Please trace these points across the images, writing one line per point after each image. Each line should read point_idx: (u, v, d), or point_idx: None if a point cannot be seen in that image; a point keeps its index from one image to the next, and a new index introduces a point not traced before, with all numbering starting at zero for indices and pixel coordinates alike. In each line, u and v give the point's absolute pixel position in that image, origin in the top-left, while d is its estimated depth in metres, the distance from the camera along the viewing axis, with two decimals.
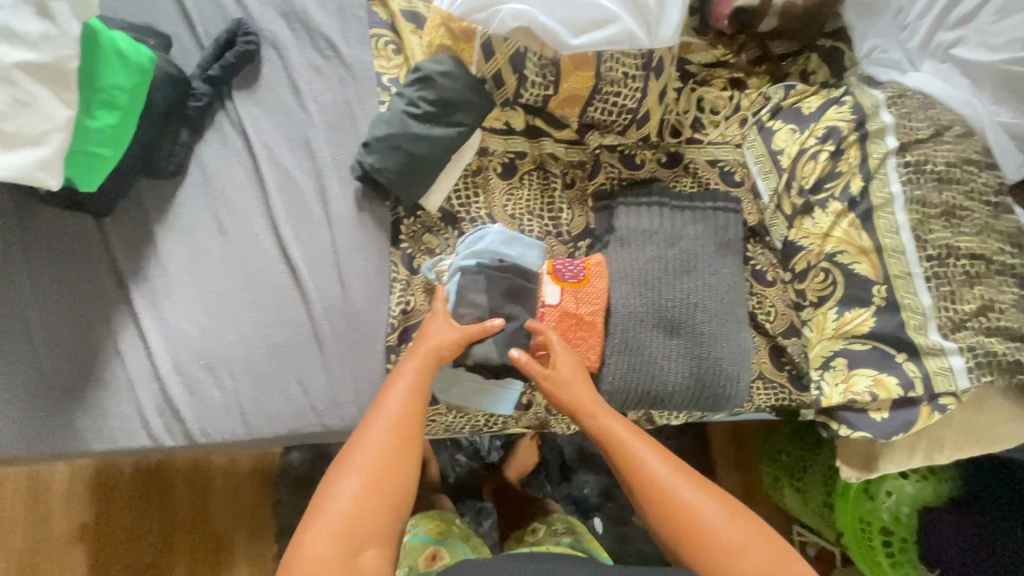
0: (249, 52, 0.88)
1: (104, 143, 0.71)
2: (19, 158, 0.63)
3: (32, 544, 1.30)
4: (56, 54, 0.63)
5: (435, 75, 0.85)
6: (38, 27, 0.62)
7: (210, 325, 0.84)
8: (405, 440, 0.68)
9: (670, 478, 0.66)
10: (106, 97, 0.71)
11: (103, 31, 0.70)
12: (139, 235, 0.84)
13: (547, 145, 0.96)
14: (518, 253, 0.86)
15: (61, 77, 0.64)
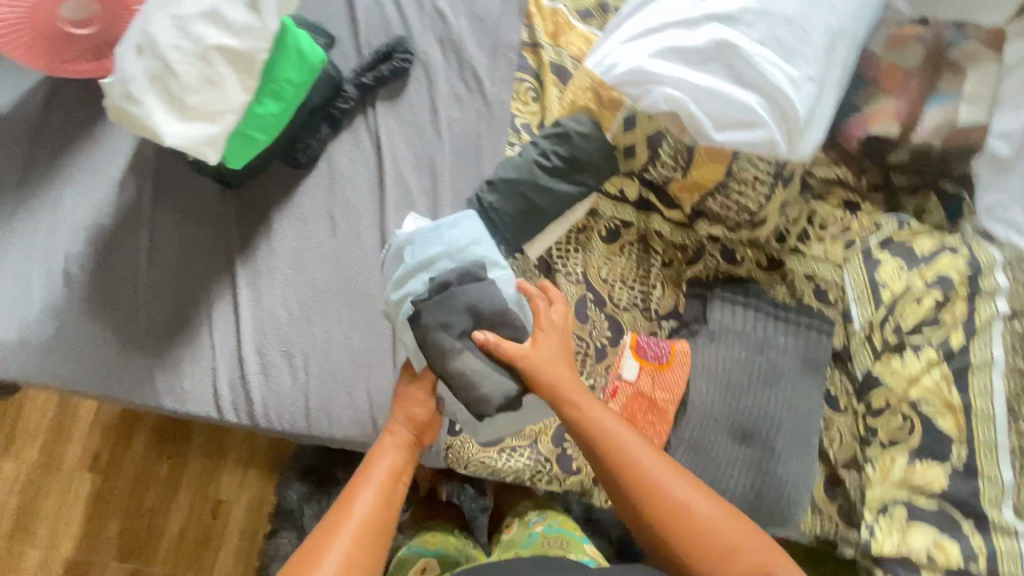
0: (402, 68, 0.91)
1: (260, 128, 0.75)
2: (190, 130, 0.67)
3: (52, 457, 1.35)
4: (252, 45, 0.68)
5: (573, 133, 0.87)
6: (244, 18, 0.67)
7: (299, 314, 0.85)
8: (375, 533, 0.66)
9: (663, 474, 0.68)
10: (276, 88, 0.74)
11: (292, 29, 0.74)
12: (260, 213, 0.87)
13: (654, 221, 0.97)
14: (445, 241, 0.75)
15: (248, 65, 0.69)
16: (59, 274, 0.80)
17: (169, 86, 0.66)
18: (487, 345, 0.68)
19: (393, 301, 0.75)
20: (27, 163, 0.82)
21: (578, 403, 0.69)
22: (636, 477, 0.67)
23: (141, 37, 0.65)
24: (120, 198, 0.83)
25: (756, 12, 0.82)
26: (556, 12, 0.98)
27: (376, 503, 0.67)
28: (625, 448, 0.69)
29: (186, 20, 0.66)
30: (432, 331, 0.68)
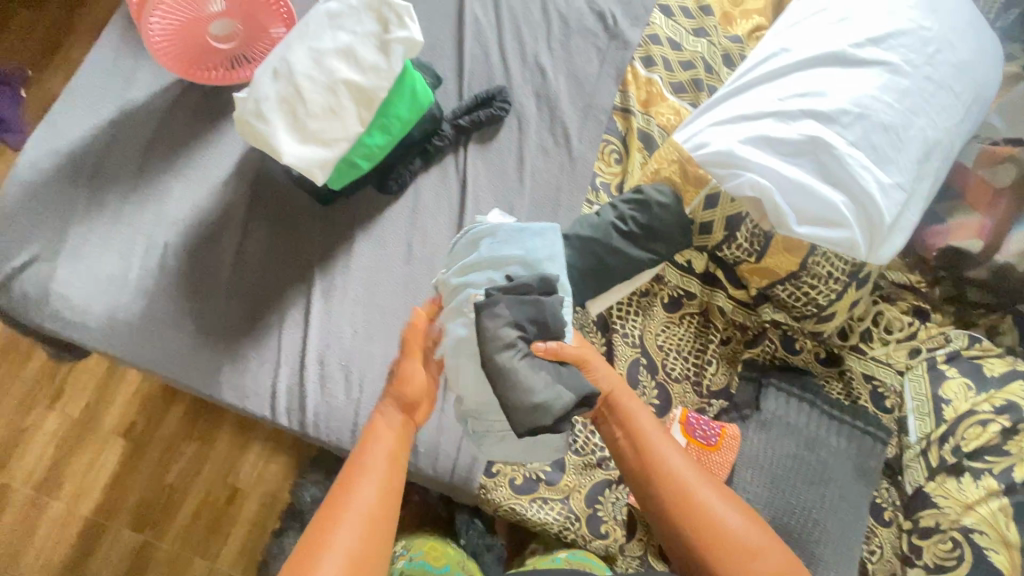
0: (498, 115, 0.96)
1: (364, 158, 0.79)
2: (308, 152, 0.72)
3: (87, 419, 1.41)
4: (376, 83, 0.74)
5: (653, 202, 0.89)
6: (374, 59, 0.73)
7: (363, 332, 0.89)
8: (378, 525, 0.63)
9: (688, 472, 0.72)
10: (385, 123, 0.78)
11: (412, 74, 0.79)
12: (344, 231, 0.91)
13: (718, 297, 0.97)
14: (525, 246, 0.78)
15: (368, 100, 0.74)
16: (156, 258, 0.85)
17: (297, 111, 0.72)
18: (544, 352, 0.72)
19: (454, 285, 0.78)
20: (146, 152, 0.88)
21: (626, 403, 0.76)
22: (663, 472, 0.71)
23: (279, 63, 0.71)
24: (221, 197, 0.89)
25: (855, 114, 0.84)
26: (651, 83, 1.02)
27: (383, 490, 0.66)
28: (660, 449, 0.73)
29: (322, 53, 0.72)
30: (501, 327, 0.71)
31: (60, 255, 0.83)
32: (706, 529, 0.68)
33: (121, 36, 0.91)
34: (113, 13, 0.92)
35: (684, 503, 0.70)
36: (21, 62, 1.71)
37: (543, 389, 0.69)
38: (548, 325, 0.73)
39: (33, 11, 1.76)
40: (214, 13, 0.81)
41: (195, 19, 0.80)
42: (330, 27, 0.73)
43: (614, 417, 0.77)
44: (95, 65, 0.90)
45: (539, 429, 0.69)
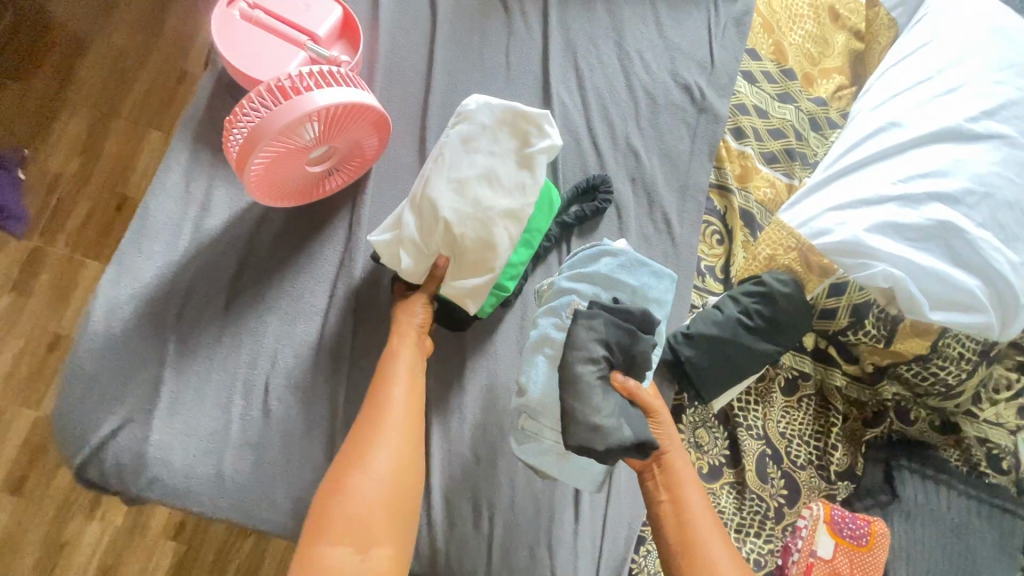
0: (601, 208, 0.91)
1: (509, 277, 0.82)
2: (476, 283, 0.76)
3: (126, 534, 1.36)
4: (522, 201, 0.75)
5: (778, 295, 0.85)
6: (519, 176, 0.76)
7: (487, 456, 0.83)
8: (412, 425, 0.71)
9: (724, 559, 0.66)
10: (527, 238, 0.82)
11: (551, 192, 0.84)
12: (454, 351, 0.87)
13: (834, 375, 0.96)
14: (641, 281, 0.78)
15: (516, 217, 0.75)
16: (258, 403, 0.78)
17: (449, 243, 0.74)
18: (620, 386, 0.72)
19: (559, 287, 0.79)
20: (233, 286, 0.81)
21: (681, 476, 0.73)
22: (702, 550, 0.67)
23: (428, 200, 0.73)
24: (320, 326, 0.82)
25: (980, 194, 0.81)
26: (744, 156, 0.98)
27: (409, 406, 0.72)
28: (704, 534, 0.68)
29: (468, 180, 0.74)
30: (585, 343, 0.69)
31: (153, 413, 0.75)
32: None
33: (192, 158, 0.84)
34: (179, 132, 0.85)
35: None
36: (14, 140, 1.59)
37: (609, 414, 0.67)
38: (635, 362, 0.72)
39: (20, 82, 1.63)
40: (310, 141, 0.72)
41: (293, 150, 0.71)
42: (467, 153, 0.75)
43: (663, 481, 0.73)
44: (166, 191, 0.82)
45: (588, 449, 0.66)
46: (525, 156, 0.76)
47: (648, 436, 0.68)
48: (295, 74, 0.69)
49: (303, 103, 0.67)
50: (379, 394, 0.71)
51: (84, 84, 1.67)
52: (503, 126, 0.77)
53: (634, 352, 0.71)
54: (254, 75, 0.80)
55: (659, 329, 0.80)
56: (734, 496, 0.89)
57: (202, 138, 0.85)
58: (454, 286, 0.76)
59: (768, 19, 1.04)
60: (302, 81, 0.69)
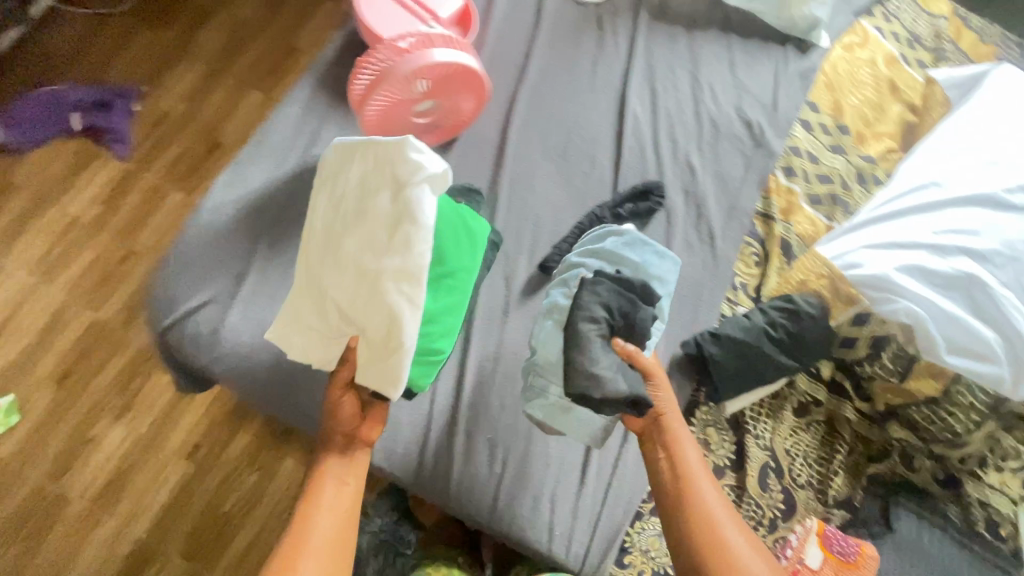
0: (653, 208, 1.01)
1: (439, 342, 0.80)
2: (381, 356, 0.74)
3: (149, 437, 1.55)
4: (407, 258, 0.73)
5: (804, 313, 0.93)
6: (400, 232, 0.74)
7: (511, 404, 0.91)
8: (338, 539, 0.73)
9: (718, 507, 0.75)
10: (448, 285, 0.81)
11: (454, 225, 0.83)
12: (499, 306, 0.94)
13: (845, 408, 0.99)
14: (642, 258, 0.87)
15: (405, 275, 0.72)
16: None
17: (351, 320, 0.76)
18: (620, 349, 0.79)
19: (570, 262, 0.88)
20: None
21: (677, 435, 0.80)
22: (696, 496, 0.76)
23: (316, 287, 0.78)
24: None
25: (1007, 257, 0.87)
26: (791, 192, 1.07)
27: (331, 540, 0.73)
28: (699, 482, 0.77)
29: (347, 248, 0.77)
30: (587, 304, 0.78)
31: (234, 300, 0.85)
32: (711, 550, 0.72)
33: (312, 96, 0.97)
34: (306, 74, 0.99)
35: (704, 529, 0.73)
36: (135, 76, 1.82)
37: (606, 365, 0.75)
38: (633, 328, 0.79)
39: (154, 32, 1.88)
40: (418, 94, 0.85)
41: (405, 100, 0.85)
42: (345, 219, 0.80)
43: (660, 440, 0.81)
44: (284, 120, 0.95)
45: (586, 398, 0.75)
46: (397, 202, 0.76)
47: (642, 394, 0.75)
48: (416, 36, 0.83)
49: (420, 60, 0.80)
50: (307, 514, 0.74)
51: (206, 43, 1.90)
52: (371, 172, 0.79)
53: (633, 319, 0.79)
54: (382, 34, 0.95)
55: (661, 304, 0.87)
56: (732, 497, 0.92)
57: (323, 81, 0.99)
58: (369, 370, 0.76)
59: (832, 79, 1.14)
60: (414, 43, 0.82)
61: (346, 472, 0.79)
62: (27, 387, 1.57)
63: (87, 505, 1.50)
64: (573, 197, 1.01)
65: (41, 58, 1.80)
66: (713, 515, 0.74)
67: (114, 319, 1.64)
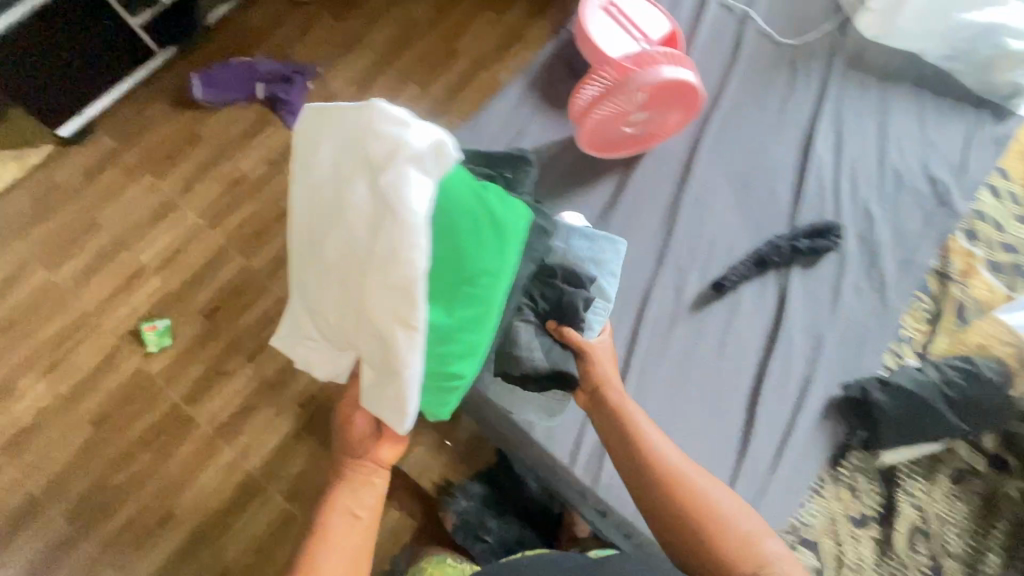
0: (829, 248, 1.02)
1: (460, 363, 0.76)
2: (386, 391, 0.72)
3: (272, 382, 1.70)
4: (391, 280, 0.65)
5: (985, 376, 0.90)
6: (382, 243, 0.65)
7: (668, 410, 0.94)
8: (356, 553, 0.77)
9: (686, 466, 0.74)
10: (470, 292, 0.74)
11: (467, 208, 0.73)
12: (668, 316, 0.98)
13: (1008, 484, 0.94)
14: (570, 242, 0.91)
15: (402, 298, 0.66)
16: None
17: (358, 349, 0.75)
18: (553, 329, 0.84)
19: None
20: None
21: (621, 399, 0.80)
22: (655, 455, 0.74)
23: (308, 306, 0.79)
24: None
25: None
26: (971, 255, 1.04)
27: (347, 562, 0.75)
28: (656, 442, 0.76)
29: (324, 260, 0.73)
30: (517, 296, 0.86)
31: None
32: (692, 509, 0.70)
33: (522, 96, 1.06)
34: (519, 75, 1.08)
35: (675, 484, 0.72)
36: (313, 57, 2.03)
37: (528, 345, 0.82)
38: (563, 309, 0.83)
39: (335, 21, 2.08)
40: (635, 107, 0.92)
41: (623, 113, 0.92)
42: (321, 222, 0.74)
43: (606, 404, 0.81)
44: (495, 114, 1.05)
45: (510, 375, 0.85)
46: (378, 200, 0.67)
47: (563, 368, 0.83)
48: (638, 57, 0.91)
49: (644, 78, 0.88)
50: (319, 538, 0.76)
51: (377, 36, 2.07)
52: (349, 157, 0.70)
53: (562, 301, 0.83)
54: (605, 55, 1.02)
55: (601, 285, 0.91)
56: (876, 549, 0.91)
57: (534, 83, 1.07)
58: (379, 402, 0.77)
59: None
60: (641, 60, 0.90)
61: (353, 502, 0.81)
62: (181, 315, 1.75)
63: (212, 432, 1.66)
64: (747, 225, 1.04)
65: (241, 32, 2.04)
66: (678, 471, 0.73)
67: (261, 269, 1.80)
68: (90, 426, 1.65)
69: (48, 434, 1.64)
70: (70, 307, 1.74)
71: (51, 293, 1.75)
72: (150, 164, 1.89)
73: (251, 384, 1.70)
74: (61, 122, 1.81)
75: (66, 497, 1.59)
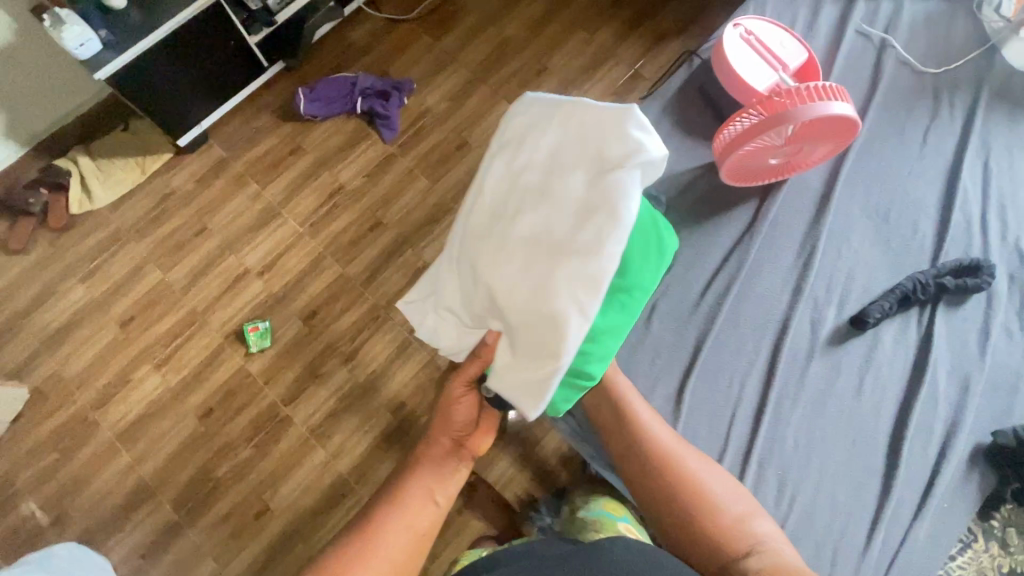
0: (981, 286, 0.97)
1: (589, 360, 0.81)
2: (525, 366, 0.76)
3: (364, 387, 1.75)
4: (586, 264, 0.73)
5: None
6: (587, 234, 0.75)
7: (805, 447, 0.92)
8: (422, 522, 0.85)
9: (679, 448, 0.84)
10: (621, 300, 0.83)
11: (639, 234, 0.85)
12: (804, 350, 0.96)
13: None
14: None
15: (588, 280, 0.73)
16: (646, 318, 0.97)
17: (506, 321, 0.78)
18: None
19: None
20: None
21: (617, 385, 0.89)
22: (649, 440, 0.85)
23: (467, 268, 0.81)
24: (707, 282, 0.98)
25: None
26: None
27: (412, 529, 0.84)
28: (651, 428, 0.86)
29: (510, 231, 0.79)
30: None
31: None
32: (686, 486, 0.81)
33: (654, 124, 1.08)
34: (650, 104, 1.10)
35: (667, 462, 0.82)
36: (410, 74, 2.11)
37: None
38: None
39: (431, 40, 2.16)
40: (779, 142, 0.90)
41: (765, 148, 0.91)
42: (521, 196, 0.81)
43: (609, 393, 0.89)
44: None
45: None
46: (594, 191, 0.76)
47: None
48: (812, 89, 0.86)
49: (821, 109, 0.83)
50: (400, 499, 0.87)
51: (470, 55, 2.14)
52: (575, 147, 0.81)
53: None
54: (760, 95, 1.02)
55: None
56: None
57: (666, 111, 1.08)
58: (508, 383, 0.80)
59: None
60: (791, 94, 0.87)
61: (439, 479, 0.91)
62: (281, 317, 1.83)
63: (306, 432, 1.72)
64: (887, 259, 1.01)
65: (344, 50, 2.14)
66: (672, 452, 0.83)
67: (357, 276, 1.87)
68: (196, 419, 1.74)
69: (158, 424, 1.74)
70: (181, 305, 1.85)
71: (165, 291, 1.87)
72: (256, 173, 2.00)
73: (344, 388, 1.76)
74: (183, 132, 1.93)
75: (172, 487, 1.68)
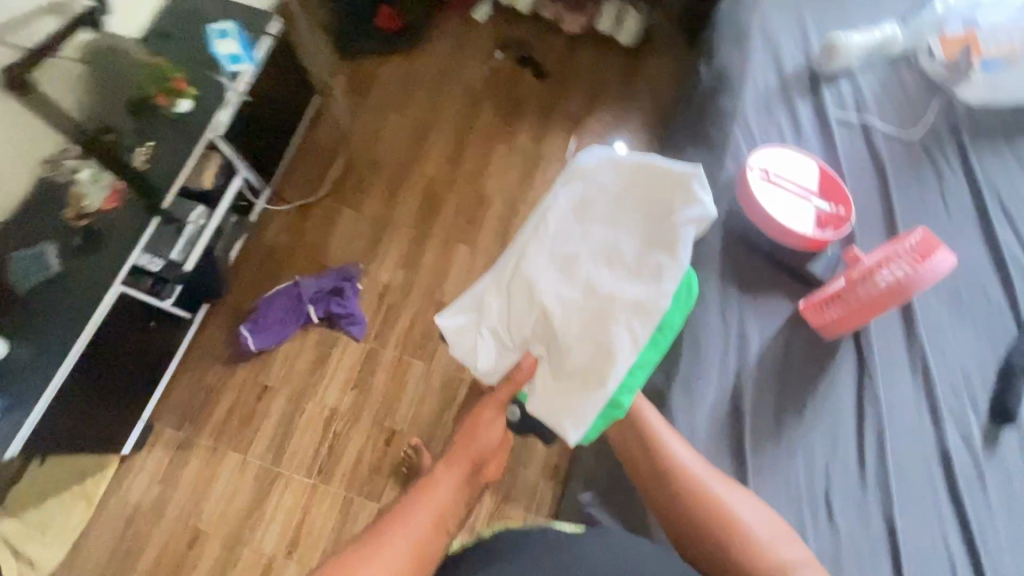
0: None
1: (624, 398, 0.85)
2: (577, 397, 0.80)
3: None
4: (649, 302, 0.79)
5: None
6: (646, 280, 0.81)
7: None
8: (429, 520, 0.78)
9: (706, 475, 0.83)
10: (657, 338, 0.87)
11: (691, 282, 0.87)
12: (969, 467, 0.94)
13: None
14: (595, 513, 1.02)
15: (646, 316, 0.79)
16: (825, 512, 0.89)
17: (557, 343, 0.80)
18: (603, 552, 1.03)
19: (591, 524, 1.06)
20: (779, 405, 0.95)
21: (657, 430, 0.85)
22: (680, 466, 0.84)
23: (525, 283, 0.81)
24: (856, 442, 0.93)
25: None
26: None
27: (421, 532, 0.76)
28: (678, 456, 0.84)
29: (574, 260, 0.82)
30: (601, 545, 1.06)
31: (651, 414, 0.87)
32: (706, 509, 0.81)
33: (721, 290, 1.00)
34: (705, 270, 1.02)
35: (695, 491, 0.82)
36: (352, 255, 1.91)
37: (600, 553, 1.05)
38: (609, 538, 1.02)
39: (356, 209, 1.97)
40: (883, 289, 0.91)
41: (872, 301, 0.93)
42: (585, 223, 0.85)
43: (639, 433, 0.86)
44: (710, 324, 0.98)
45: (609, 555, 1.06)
46: (656, 231, 0.83)
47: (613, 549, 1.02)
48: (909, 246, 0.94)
49: (933, 261, 0.89)
50: (419, 496, 0.80)
51: (403, 208, 1.98)
52: (637, 182, 0.85)
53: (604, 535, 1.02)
54: (823, 238, 0.99)
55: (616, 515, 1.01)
56: None
57: (725, 273, 1.02)
58: (552, 405, 0.81)
59: None
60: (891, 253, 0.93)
61: (455, 479, 0.83)
62: None
63: None
64: (982, 337, 1.02)
65: (267, 256, 1.90)
66: (699, 477, 0.83)
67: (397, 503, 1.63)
68: None
69: None
70: None
71: None
72: (229, 437, 1.69)
73: None
74: (123, 441, 1.60)
75: None
